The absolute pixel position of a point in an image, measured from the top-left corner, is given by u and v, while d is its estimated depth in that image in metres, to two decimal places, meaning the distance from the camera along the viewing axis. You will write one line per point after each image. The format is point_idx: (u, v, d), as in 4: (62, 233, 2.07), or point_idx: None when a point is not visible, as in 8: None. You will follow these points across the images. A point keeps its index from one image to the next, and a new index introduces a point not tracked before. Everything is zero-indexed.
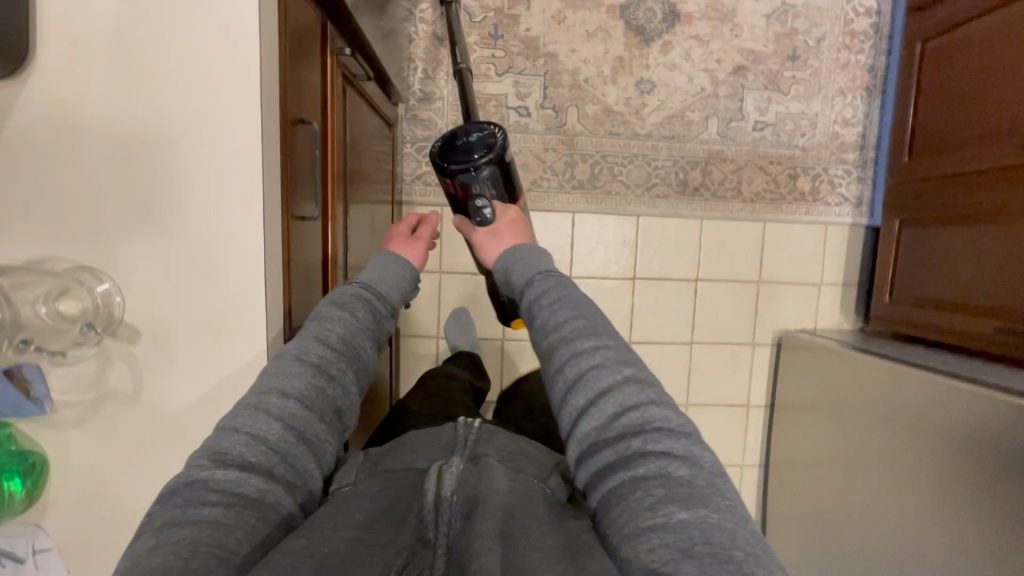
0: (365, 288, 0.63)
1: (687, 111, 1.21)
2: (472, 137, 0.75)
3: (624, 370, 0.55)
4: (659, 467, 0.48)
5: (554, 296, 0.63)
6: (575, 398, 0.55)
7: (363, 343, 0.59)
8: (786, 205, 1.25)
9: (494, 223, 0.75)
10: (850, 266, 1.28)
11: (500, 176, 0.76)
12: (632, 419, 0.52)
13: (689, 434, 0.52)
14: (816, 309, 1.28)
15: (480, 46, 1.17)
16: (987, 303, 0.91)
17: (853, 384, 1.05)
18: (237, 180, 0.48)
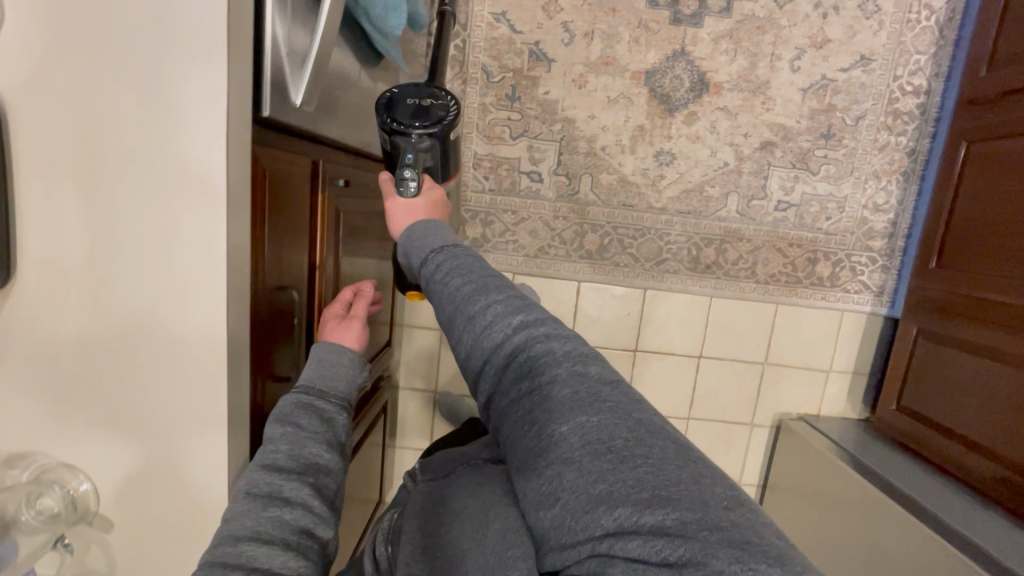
0: (305, 389, 0.57)
1: (707, 186, 1.16)
2: (418, 102, 0.66)
3: (510, 321, 0.46)
4: (548, 384, 0.43)
5: (439, 273, 0.52)
6: (469, 351, 0.48)
7: (317, 451, 0.54)
8: (801, 289, 1.20)
9: (412, 202, 0.65)
10: (863, 356, 1.23)
11: (436, 150, 0.67)
12: (527, 358, 0.45)
13: (586, 356, 0.45)
14: (821, 395, 1.25)
15: (495, 107, 1.14)
16: (991, 441, 0.89)
17: (843, 494, 1.04)
18: (199, 384, 0.47)
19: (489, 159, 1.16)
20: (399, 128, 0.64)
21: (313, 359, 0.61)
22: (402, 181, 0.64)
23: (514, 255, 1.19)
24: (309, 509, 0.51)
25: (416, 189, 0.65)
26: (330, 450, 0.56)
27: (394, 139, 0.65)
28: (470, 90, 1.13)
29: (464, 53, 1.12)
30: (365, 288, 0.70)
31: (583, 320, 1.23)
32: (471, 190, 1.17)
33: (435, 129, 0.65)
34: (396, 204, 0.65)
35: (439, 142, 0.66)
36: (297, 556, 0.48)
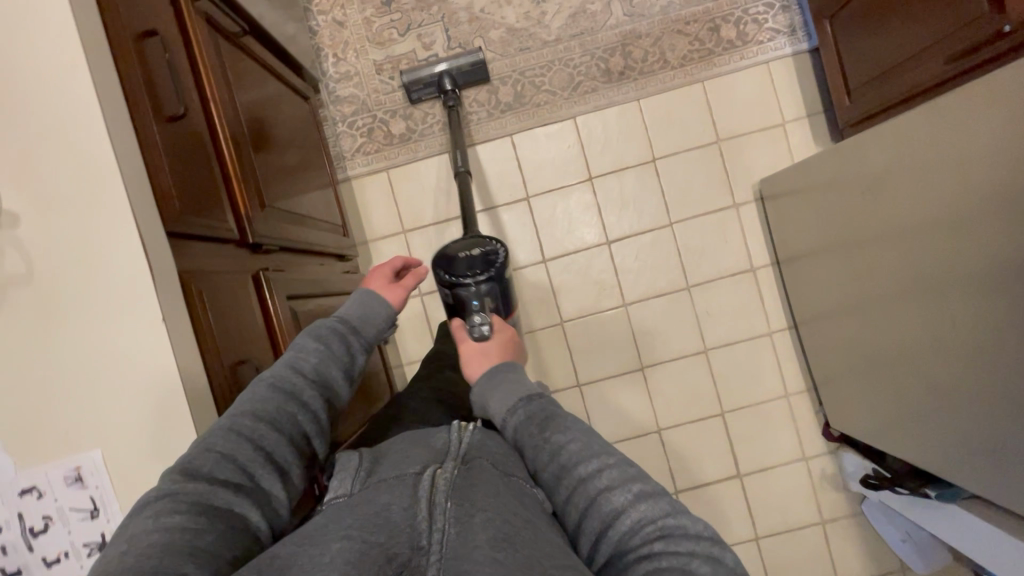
0: (342, 321, 0.63)
1: (588, 4, 1.22)
2: (475, 254, 0.79)
3: (632, 486, 0.50)
4: (679, 565, 0.44)
5: (544, 407, 0.57)
6: (574, 503, 0.51)
7: (336, 374, 0.59)
8: (717, 58, 1.22)
9: (486, 344, 0.70)
10: (808, 96, 1.22)
11: (495, 292, 0.79)
12: (655, 543, 0.46)
13: (714, 538, 0.48)
14: (788, 149, 1.22)
15: (377, 17, 1.24)
16: (926, 44, 0.86)
17: (851, 206, 0.98)
18: (58, 52, 0.48)
19: (388, 61, 1.24)
20: (459, 282, 0.77)
21: (357, 301, 0.67)
22: (476, 327, 0.71)
23: (443, 135, 1.24)
24: (317, 420, 0.56)
25: (490, 334, 0.72)
26: (345, 380, 0.61)
27: (458, 291, 0.77)
28: (350, 11, 1.24)
29: None
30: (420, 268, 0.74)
31: (531, 170, 1.24)
32: (383, 94, 1.24)
33: (490, 272, 0.78)
34: (470, 348, 0.70)
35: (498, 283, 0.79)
36: (292, 454, 0.53)
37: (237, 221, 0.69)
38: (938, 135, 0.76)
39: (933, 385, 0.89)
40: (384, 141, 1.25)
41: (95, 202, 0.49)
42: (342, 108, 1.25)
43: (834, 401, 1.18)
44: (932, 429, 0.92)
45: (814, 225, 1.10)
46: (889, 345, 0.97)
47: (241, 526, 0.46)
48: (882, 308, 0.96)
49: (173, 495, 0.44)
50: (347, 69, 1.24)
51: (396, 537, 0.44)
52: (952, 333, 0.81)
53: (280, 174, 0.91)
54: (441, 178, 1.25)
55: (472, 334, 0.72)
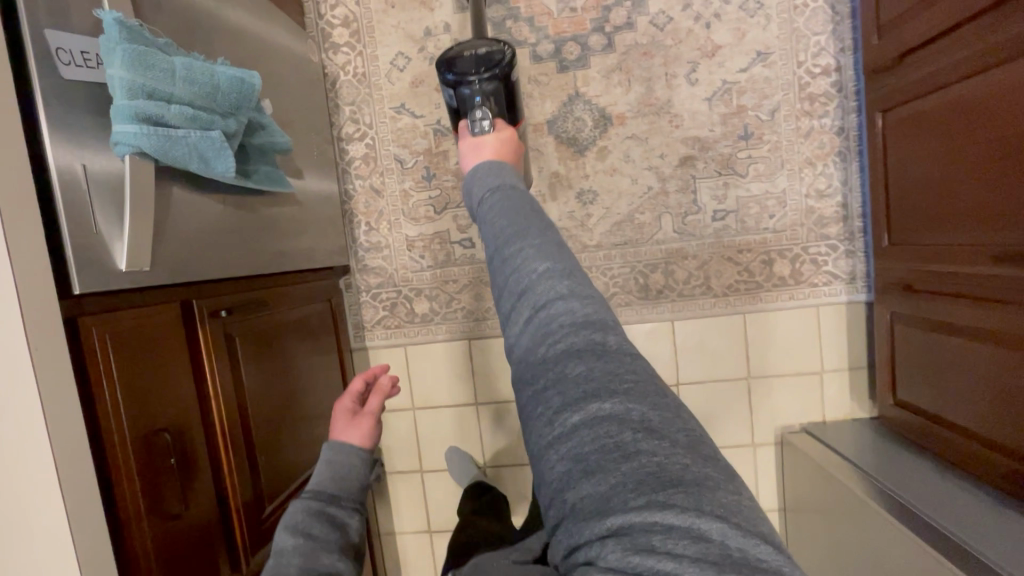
0: (316, 495, 0.70)
1: (637, 213, 1.15)
2: (481, 52, 0.75)
3: (545, 269, 0.47)
4: (564, 372, 0.42)
5: (495, 198, 0.53)
6: (499, 296, 0.48)
7: (329, 559, 0.65)
8: (764, 294, 1.14)
9: (483, 138, 0.67)
10: (854, 348, 1.14)
11: (498, 94, 0.74)
12: (549, 342, 0.44)
13: (599, 322, 0.44)
14: (821, 399, 1.16)
15: (415, 190, 1.18)
16: (983, 432, 0.79)
17: (857, 521, 0.94)
18: (57, 556, 0.51)
19: (420, 238, 1.20)
20: (460, 80, 0.73)
21: (326, 462, 0.75)
22: (477, 122, 0.69)
23: (465, 322, 1.21)
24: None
25: (491, 130, 0.69)
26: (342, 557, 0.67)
27: (460, 91, 0.74)
28: (388, 180, 1.19)
29: (375, 148, 1.18)
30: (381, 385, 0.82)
31: None
32: (410, 271, 1.21)
33: (494, 70, 0.73)
34: (466, 143, 0.67)
35: (502, 85, 0.74)
36: None
37: (233, 555, 0.71)
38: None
39: None
40: (405, 317, 1.22)
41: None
42: (368, 277, 1.22)
43: None
44: None
45: (827, 517, 1.04)
46: None
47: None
48: None
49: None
50: (378, 239, 1.20)
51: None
52: None
53: (296, 419, 0.91)
54: (457, 363, 1.23)
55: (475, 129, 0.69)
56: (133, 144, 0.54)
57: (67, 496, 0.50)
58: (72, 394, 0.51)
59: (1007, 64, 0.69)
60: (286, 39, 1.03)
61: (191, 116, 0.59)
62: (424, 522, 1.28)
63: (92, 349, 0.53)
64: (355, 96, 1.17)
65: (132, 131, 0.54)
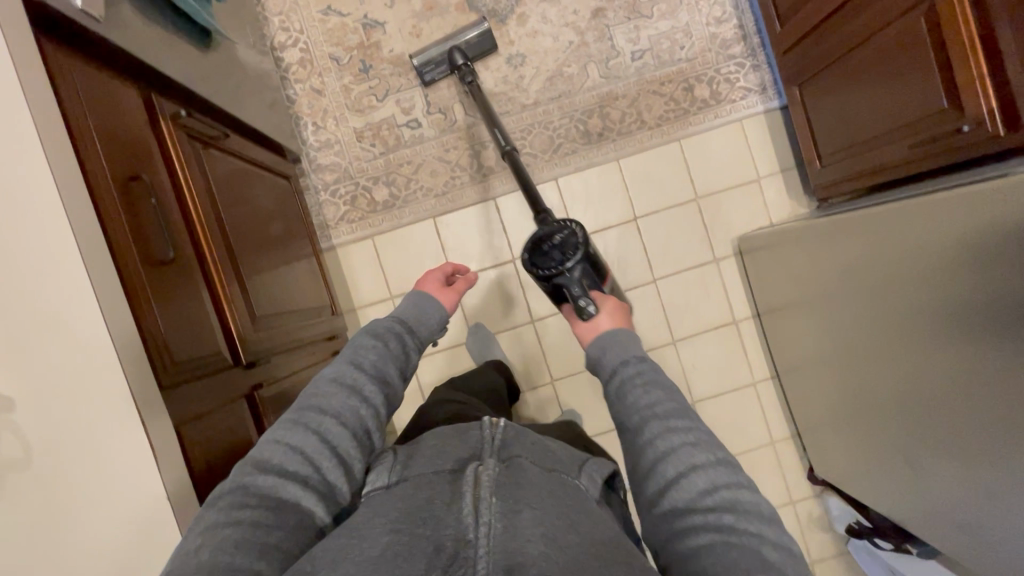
0: (400, 324, 0.74)
1: (564, 67, 1.24)
2: (557, 242, 0.86)
3: (716, 453, 0.55)
4: (743, 543, 0.47)
5: (645, 370, 0.62)
6: (658, 447, 0.55)
7: (393, 372, 0.69)
8: (692, 117, 1.25)
9: (597, 321, 0.73)
10: (781, 152, 1.25)
11: (589, 273, 0.83)
12: (723, 513, 0.50)
13: (772, 520, 0.51)
14: (764, 204, 1.26)
15: (355, 84, 1.24)
16: (889, 127, 0.90)
17: (825, 257, 1.02)
18: (49, 239, 0.50)
19: (368, 128, 1.24)
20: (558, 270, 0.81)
21: (412, 302, 0.80)
22: (584, 309, 0.74)
23: (426, 200, 1.24)
24: (377, 412, 0.65)
25: (598, 311, 0.74)
26: (400, 376, 0.71)
27: (555, 281, 0.82)
28: (327, 80, 1.23)
29: (309, 52, 1.23)
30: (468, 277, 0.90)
31: (514, 231, 1.25)
32: (364, 161, 1.24)
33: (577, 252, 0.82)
34: (581, 322, 0.73)
35: (585, 257, 0.83)
36: (356, 448, 0.62)
37: (231, 344, 0.69)
38: (968, 275, 0.73)
39: (904, 427, 0.93)
40: (367, 207, 1.24)
41: (95, 382, 0.50)
42: (324, 176, 1.24)
43: (819, 452, 1.21)
44: (899, 469, 0.99)
45: (791, 303, 1.14)
46: (858, 387, 1.02)
47: (308, 521, 0.55)
48: (853, 359, 1.01)
49: (246, 488, 0.53)
50: (327, 136, 1.24)
51: (440, 531, 0.50)
52: (921, 380, 0.86)
53: (268, 269, 0.91)
54: (425, 243, 1.25)
55: (580, 312, 0.74)
56: None
57: (57, 175, 0.51)
58: (50, 95, 0.53)
59: None
60: None
61: None
62: None
63: (54, 70, 0.56)
64: (283, 6, 1.23)
65: None
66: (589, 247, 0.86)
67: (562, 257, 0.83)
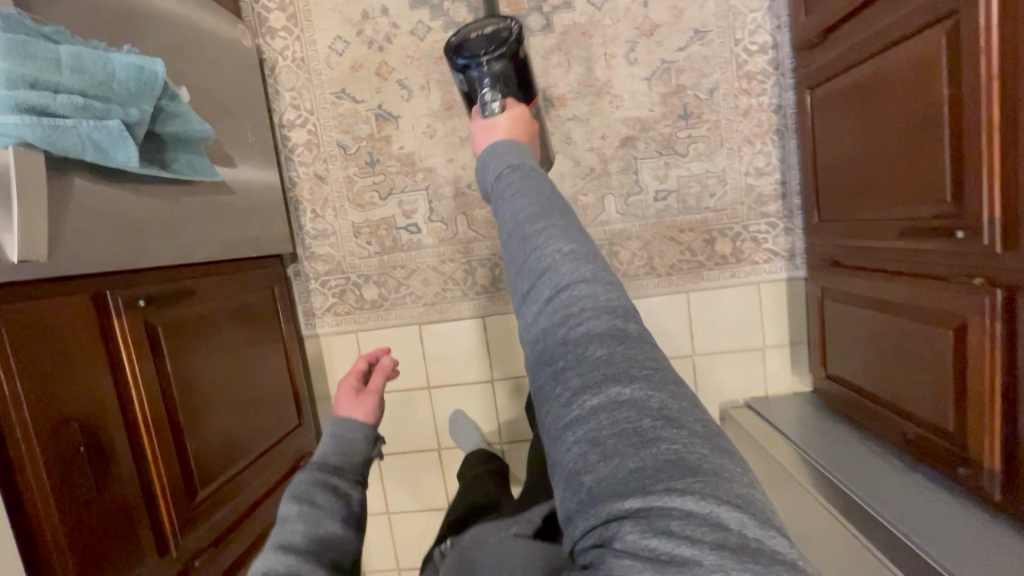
0: (321, 462, 0.75)
1: (580, 195, 1.15)
2: (486, 33, 0.76)
3: (567, 248, 0.47)
4: (583, 355, 0.42)
5: (519, 174, 0.55)
6: (518, 265, 0.49)
7: (333, 527, 0.68)
8: (706, 272, 1.16)
9: (493, 120, 0.70)
10: (795, 325, 1.16)
11: (507, 74, 0.77)
12: (563, 322, 0.44)
13: (620, 307, 0.45)
14: (763, 374, 1.18)
15: (360, 176, 1.18)
16: (888, 397, 0.83)
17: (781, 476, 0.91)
18: None
19: (366, 225, 1.20)
20: (471, 62, 0.76)
21: (334, 437, 0.79)
22: (487, 105, 0.71)
23: (414, 307, 1.21)
24: None
25: (500, 113, 0.71)
26: (346, 527, 0.70)
27: (470, 74, 0.77)
28: (332, 167, 1.18)
29: (317, 134, 1.17)
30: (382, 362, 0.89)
31: (498, 355, 1.22)
32: (357, 257, 1.21)
33: (502, 48, 0.75)
34: (478, 124, 0.70)
35: (510, 63, 0.76)
36: None
37: (161, 541, 0.72)
38: None
39: None
40: (355, 303, 1.22)
41: None
42: (316, 264, 1.22)
43: None
44: None
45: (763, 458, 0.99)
46: None
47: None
48: None
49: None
50: (324, 226, 1.20)
51: None
52: None
53: (236, 412, 0.91)
54: (407, 347, 1.24)
55: (483, 112, 0.72)
56: (16, 135, 0.53)
57: None
58: None
59: (922, 35, 0.66)
60: (215, 24, 1.02)
61: (80, 104, 0.58)
62: (382, 506, 1.30)
63: None
64: (295, 81, 1.16)
65: (13, 122, 0.53)
66: (523, 49, 0.78)
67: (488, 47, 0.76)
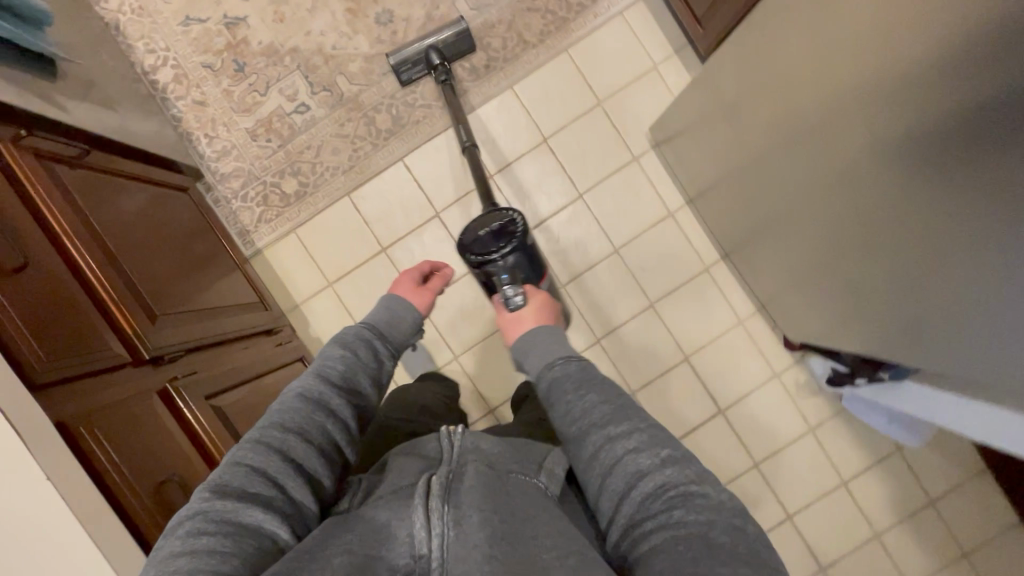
0: (370, 327, 0.65)
1: (433, 10, 1.22)
2: (495, 229, 0.79)
3: (661, 451, 0.49)
4: (697, 526, 0.44)
5: (582, 369, 0.56)
6: (603, 469, 0.50)
7: (363, 382, 0.61)
8: (573, 24, 1.22)
9: (521, 312, 0.67)
10: (671, 33, 1.23)
11: (524, 262, 0.78)
12: (674, 508, 0.45)
13: (729, 504, 0.46)
14: (668, 89, 1.23)
15: (234, 85, 1.22)
16: None
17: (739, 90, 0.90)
18: None
19: (260, 125, 1.23)
20: (488, 259, 0.76)
21: (384, 307, 0.69)
22: (510, 299, 0.68)
23: (336, 179, 1.23)
24: (346, 427, 0.58)
25: (525, 303, 0.68)
26: (372, 389, 0.63)
27: (488, 269, 0.77)
28: (207, 89, 1.22)
29: (182, 66, 1.22)
30: (444, 269, 0.79)
31: (431, 188, 1.24)
32: (265, 159, 1.23)
33: (514, 242, 0.77)
34: (506, 318, 0.67)
35: (524, 254, 0.77)
36: (325, 462, 0.55)
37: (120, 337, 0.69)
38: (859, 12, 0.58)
39: (870, 271, 0.73)
40: (281, 203, 1.23)
41: None
42: (230, 184, 1.23)
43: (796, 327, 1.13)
44: (889, 331, 0.77)
45: (744, 154, 0.95)
46: (805, 232, 0.87)
47: (271, 545, 0.48)
48: (793, 206, 0.87)
49: (198, 516, 0.46)
50: (222, 144, 1.23)
51: (394, 550, 0.47)
52: (854, 189, 0.69)
53: (179, 269, 0.89)
54: (346, 221, 1.24)
55: (506, 305, 0.68)
56: None
57: None
58: None
59: None
60: None
61: None
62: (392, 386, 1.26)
63: None
64: (142, 30, 1.22)
65: None
66: (530, 237, 0.80)
67: (499, 244, 0.78)
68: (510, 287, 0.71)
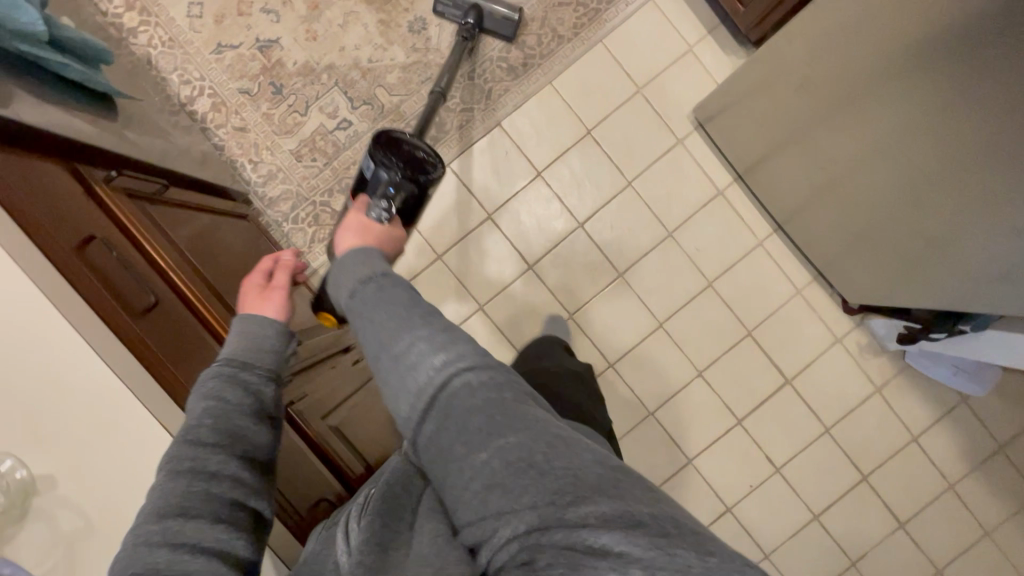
0: (227, 362, 0.54)
1: None
2: (415, 154, 0.70)
3: (522, 416, 0.43)
4: (594, 512, 0.38)
5: (433, 361, 0.44)
6: (480, 453, 0.42)
7: (242, 425, 0.52)
8: (604, 14, 1.23)
9: (374, 225, 0.63)
10: (702, 15, 1.24)
11: (417, 201, 0.69)
12: (564, 500, 0.38)
13: (614, 463, 0.40)
14: (705, 69, 1.24)
15: (273, 108, 1.22)
16: None
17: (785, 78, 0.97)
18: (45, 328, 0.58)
19: (303, 145, 1.22)
20: (385, 164, 0.68)
21: (235, 331, 0.57)
22: (376, 208, 0.64)
23: None
24: (240, 480, 0.50)
25: (385, 222, 0.65)
26: (258, 418, 0.54)
27: (376, 171, 0.68)
28: (247, 115, 1.22)
29: (219, 94, 1.21)
30: (285, 260, 0.69)
31: (480, 190, 1.24)
32: (312, 178, 1.22)
33: (415, 173, 0.68)
34: (356, 219, 0.63)
35: (420, 195, 0.68)
36: (231, 526, 0.47)
37: None
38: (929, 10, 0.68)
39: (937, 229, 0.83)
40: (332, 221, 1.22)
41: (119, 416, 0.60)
42: (280, 208, 1.22)
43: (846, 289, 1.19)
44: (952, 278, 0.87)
45: (790, 134, 1.03)
46: (860, 203, 0.96)
47: None
48: (847, 180, 0.96)
49: None
50: (267, 168, 1.22)
51: None
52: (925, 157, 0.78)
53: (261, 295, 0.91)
54: None
55: (369, 212, 0.64)
56: None
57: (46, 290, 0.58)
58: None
59: None
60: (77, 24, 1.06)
61: None
62: None
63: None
64: (176, 61, 1.20)
65: None
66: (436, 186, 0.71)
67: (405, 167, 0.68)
68: (385, 203, 0.65)
